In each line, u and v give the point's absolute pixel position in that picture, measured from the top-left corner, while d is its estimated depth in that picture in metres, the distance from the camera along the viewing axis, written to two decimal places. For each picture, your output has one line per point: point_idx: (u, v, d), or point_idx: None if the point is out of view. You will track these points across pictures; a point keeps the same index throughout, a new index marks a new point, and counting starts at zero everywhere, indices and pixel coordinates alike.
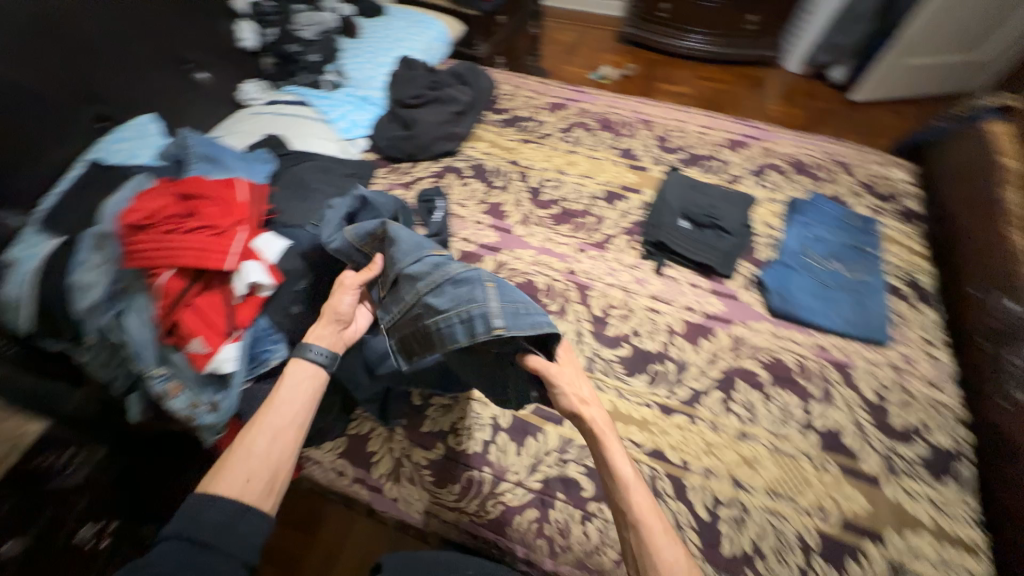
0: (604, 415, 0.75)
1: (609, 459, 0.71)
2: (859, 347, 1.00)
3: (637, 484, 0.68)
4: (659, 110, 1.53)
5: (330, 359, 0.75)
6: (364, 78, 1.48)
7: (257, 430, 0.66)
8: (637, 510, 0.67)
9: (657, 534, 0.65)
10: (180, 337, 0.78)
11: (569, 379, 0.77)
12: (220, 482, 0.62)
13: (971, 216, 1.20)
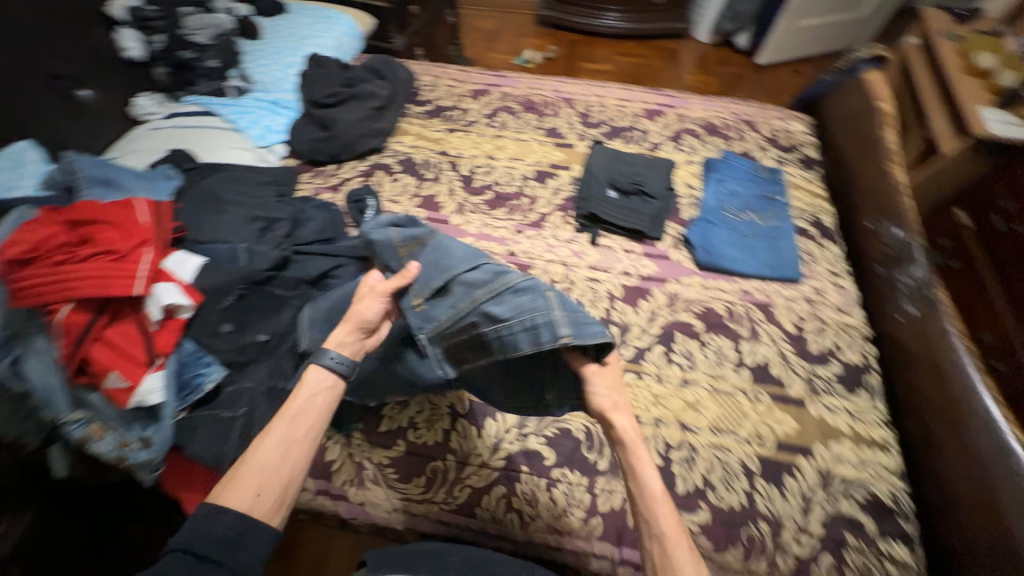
0: (635, 426, 0.75)
1: (636, 470, 0.71)
2: (778, 287, 1.10)
3: (664, 500, 0.68)
4: (579, 87, 1.56)
5: (350, 368, 0.72)
6: (272, 81, 1.41)
7: (269, 441, 0.63)
8: (663, 525, 0.66)
9: (679, 552, 0.64)
10: (94, 375, 0.75)
11: (605, 384, 0.78)
12: (229, 494, 0.60)
13: (860, 158, 1.34)
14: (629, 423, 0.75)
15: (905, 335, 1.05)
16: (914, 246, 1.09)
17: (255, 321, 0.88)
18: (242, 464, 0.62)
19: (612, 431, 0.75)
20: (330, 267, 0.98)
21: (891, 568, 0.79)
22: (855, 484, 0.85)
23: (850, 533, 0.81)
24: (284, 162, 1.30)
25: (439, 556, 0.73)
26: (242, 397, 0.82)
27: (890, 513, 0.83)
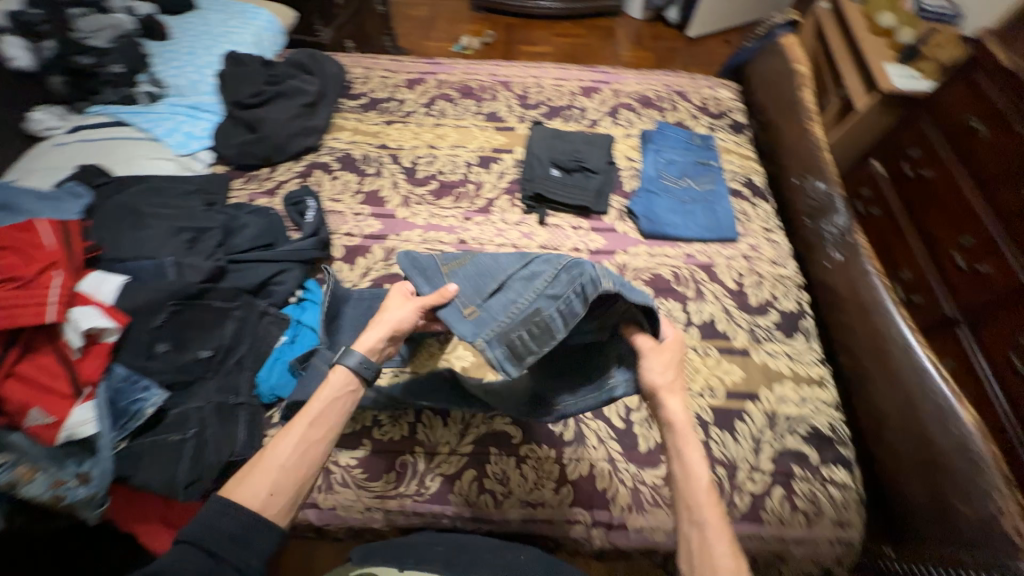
0: (687, 411, 0.69)
1: (682, 455, 0.65)
2: (718, 247, 1.16)
3: (708, 487, 0.63)
4: (516, 70, 1.55)
5: (370, 370, 0.70)
6: (188, 84, 1.31)
7: (286, 439, 0.62)
8: (702, 509, 0.61)
9: (716, 542, 0.59)
10: (14, 414, 0.71)
11: (660, 359, 0.74)
12: (241, 490, 0.58)
13: (784, 119, 1.41)
14: (679, 405, 0.69)
15: (834, 279, 1.14)
16: (835, 197, 1.17)
17: (193, 338, 0.85)
18: (258, 461, 0.61)
19: (658, 411, 0.70)
20: (272, 274, 0.96)
21: (834, 490, 0.87)
22: (798, 419, 0.92)
23: (797, 465, 0.88)
24: (212, 169, 1.22)
25: (421, 546, 0.76)
26: (190, 417, 0.78)
27: (830, 442, 0.91)
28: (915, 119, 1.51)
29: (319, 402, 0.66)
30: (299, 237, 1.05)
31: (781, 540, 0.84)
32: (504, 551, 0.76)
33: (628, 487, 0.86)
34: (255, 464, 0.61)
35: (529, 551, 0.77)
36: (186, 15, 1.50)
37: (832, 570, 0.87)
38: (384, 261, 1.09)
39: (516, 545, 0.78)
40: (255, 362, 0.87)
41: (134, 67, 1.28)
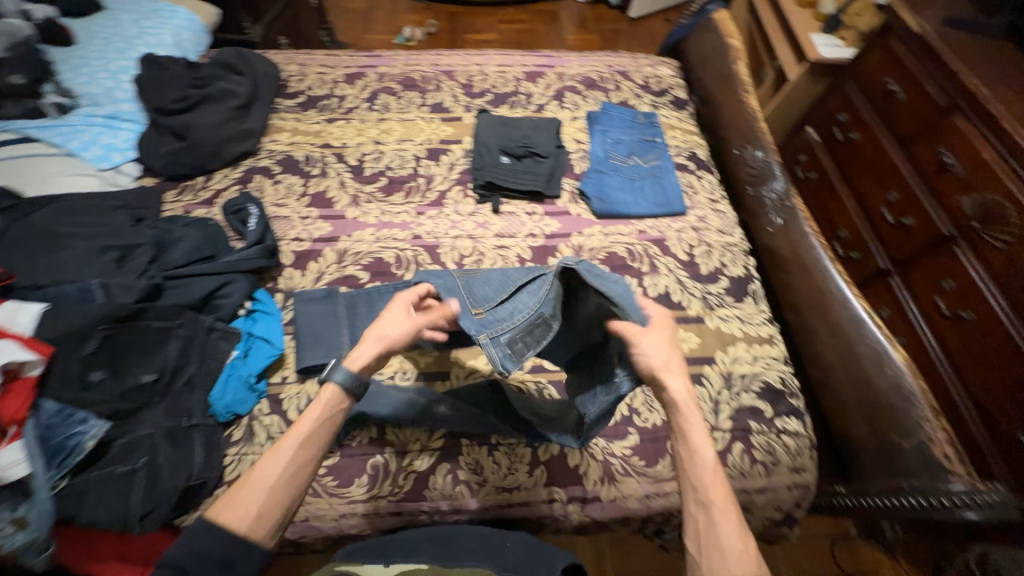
0: (687, 389, 0.68)
1: (687, 437, 0.65)
2: (669, 221, 1.19)
3: (715, 468, 0.62)
4: (458, 58, 1.52)
5: (358, 386, 0.67)
6: (102, 92, 1.21)
7: (272, 458, 0.60)
8: (709, 490, 0.61)
9: (725, 524, 0.58)
10: None
11: (651, 341, 0.71)
12: (228, 512, 0.56)
13: (722, 92, 1.46)
14: (683, 388, 0.67)
15: (777, 242, 1.20)
16: (773, 163, 1.23)
17: (132, 362, 0.80)
18: (246, 480, 0.59)
19: (661, 395, 0.69)
20: (215, 288, 0.92)
21: (788, 439, 0.92)
22: (752, 377, 0.98)
23: (753, 420, 0.93)
24: (140, 183, 1.14)
25: (405, 540, 0.74)
26: (139, 445, 0.74)
27: (782, 395, 0.96)
28: (839, 85, 1.59)
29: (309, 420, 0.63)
30: (243, 247, 1.01)
31: (744, 491, 0.89)
32: (493, 538, 0.76)
33: (599, 461, 0.89)
34: (242, 483, 0.59)
35: (516, 537, 0.76)
36: (92, 16, 1.38)
37: (792, 512, 0.93)
38: (337, 263, 1.06)
39: (502, 533, 0.77)
40: (207, 380, 0.84)
41: (37, 75, 1.17)
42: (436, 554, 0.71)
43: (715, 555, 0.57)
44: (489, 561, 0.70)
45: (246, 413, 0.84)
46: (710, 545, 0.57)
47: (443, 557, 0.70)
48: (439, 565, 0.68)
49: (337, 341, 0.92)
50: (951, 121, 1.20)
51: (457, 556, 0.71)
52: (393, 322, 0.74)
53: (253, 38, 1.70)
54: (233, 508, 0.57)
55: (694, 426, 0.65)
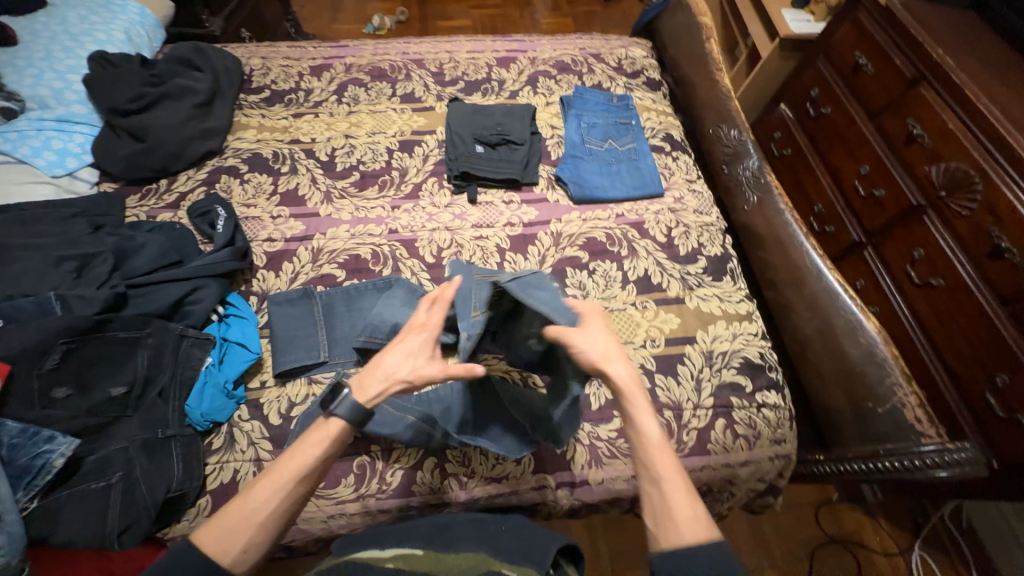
0: (631, 373, 0.70)
1: (633, 420, 0.68)
2: (646, 204, 1.19)
3: (662, 446, 0.67)
4: (427, 46, 1.48)
5: (360, 419, 0.66)
6: (50, 93, 1.15)
7: (263, 492, 0.61)
8: (659, 466, 0.65)
9: (675, 495, 0.63)
10: None
11: (586, 336, 0.72)
12: (212, 542, 0.58)
13: (695, 71, 1.45)
14: (630, 376, 0.70)
15: (753, 220, 1.21)
16: (747, 141, 1.24)
17: (100, 375, 0.78)
18: (233, 513, 0.60)
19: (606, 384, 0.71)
20: (184, 294, 0.89)
21: (768, 413, 0.94)
22: (732, 354, 0.99)
23: (735, 396, 0.95)
24: (99, 189, 1.10)
25: (404, 529, 0.73)
26: (113, 460, 0.73)
27: (761, 370, 0.98)
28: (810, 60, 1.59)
29: (300, 456, 0.64)
30: (211, 250, 0.97)
31: (728, 465, 0.91)
32: (487, 523, 0.75)
33: (585, 445, 0.90)
34: (229, 519, 0.59)
35: (512, 522, 0.76)
36: (34, 11, 1.28)
37: (774, 482, 0.97)
38: (312, 262, 1.03)
39: (498, 518, 0.77)
40: (181, 390, 0.82)
41: None
42: (432, 540, 0.70)
43: (669, 526, 0.62)
44: (485, 545, 0.70)
45: (226, 421, 0.83)
46: (666, 519, 0.62)
47: (437, 543, 0.69)
48: (433, 549, 0.67)
49: (314, 344, 0.91)
50: (917, 93, 1.22)
51: (452, 541, 0.70)
52: (412, 358, 0.70)
53: (213, 32, 1.62)
54: (212, 538, 0.58)
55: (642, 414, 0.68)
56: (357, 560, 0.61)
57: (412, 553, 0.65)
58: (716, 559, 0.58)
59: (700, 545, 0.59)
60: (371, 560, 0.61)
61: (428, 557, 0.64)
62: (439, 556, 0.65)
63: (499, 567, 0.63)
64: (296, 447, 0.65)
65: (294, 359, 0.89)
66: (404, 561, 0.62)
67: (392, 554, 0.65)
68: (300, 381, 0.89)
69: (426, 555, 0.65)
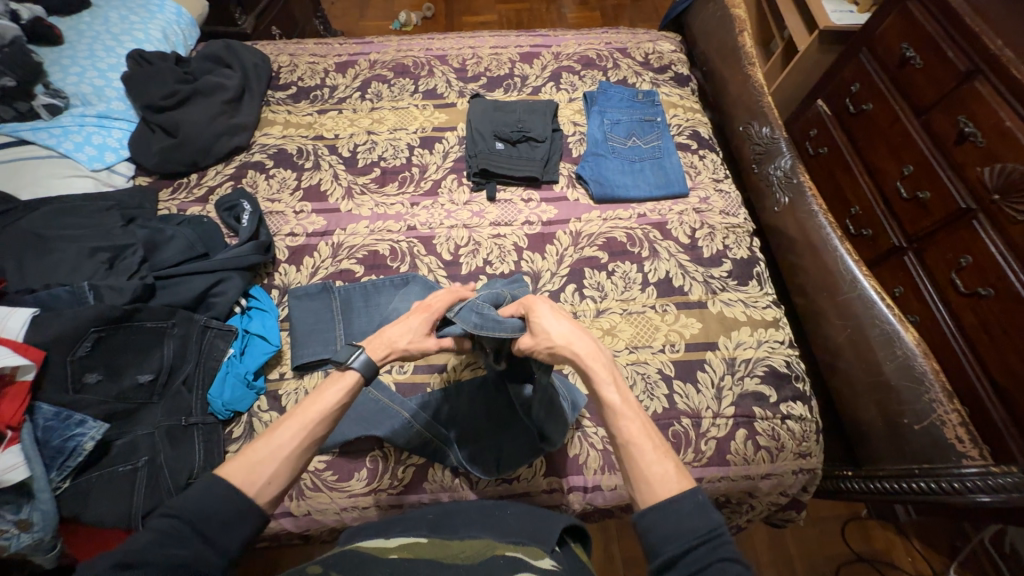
0: (591, 346, 0.69)
1: (595, 389, 0.66)
2: (670, 204, 1.16)
3: (627, 410, 0.64)
4: (451, 41, 1.48)
5: (372, 371, 0.68)
6: (93, 91, 1.20)
7: (285, 431, 0.61)
8: (626, 431, 0.62)
9: (644, 454, 0.60)
10: None
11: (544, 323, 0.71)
12: (238, 472, 0.57)
13: (726, 66, 1.40)
14: (588, 346, 0.69)
15: (783, 222, 1.15)
16: (780, 139, 1.19)
17: (128, 363, 0.82)
18: (258, 448, 0.59)
19: (565, 360, 0.69)
20: (209, 286, 0.92)
21: (793, 425, 0.90)
22: (756, 361, 0.95)
23: (758, 406, 0.91)
24: (135, 183, 1.15)
25: (408, 518, 0.72)
26: (139, 445, 0.76)
27: (787, 379, 0.94)
28: (853, 52, 1.50)
29: (324, 400, 0.64)
30: (236, 244, 1.00)
31: (748, 477, 0.88)
32: (491, 509, 0.74)
33: (598, 450, 0.88)
34: (254, 454, 0.59)
35: (517, 507, 0.75)
36: (79, 13, 1.33)
37: (797, 496, 0.93)
38: (332, 258, 1.05)
39: (502, 504, 0.76)
40: (205, 379, 0.85)
41: (29, 78, 1.12)
42: (435, 528, 0.69)
43: (644, 485, 0.58)
44: (488, 530, 0.69)
45: (245, 411, 0.85)
46: (640, 481, 0.59)
47: (441, 530, 0.68)
48: (438, 537, 0.66)
49: (331, 338, 0.92)
50: (968, 88, 1.14)
51: (456, 527, 0.69)
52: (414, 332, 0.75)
53: (245, 30, 1.66)
54: (238, 466, 0.57)
55: (604, 381, 0.66)
56: (362, 551, 0.60)
57: (416, 543, 0.64)
58: (696, 508, 0.55)
59: (680, 497, 0.56)
60: (377, 551, 0.60)
61: (434, 545, 0.63)
62: (443, 543, 0.64)
63: (503, 551, 0.61)
64: (318, 393, 0.65)
65: (312, 353, 0.90)
66: (410, 550, 0.61)
67: (397, 544, 0.64)
68: (317, 373, 0.90)
69: (430, 543, 0.64)
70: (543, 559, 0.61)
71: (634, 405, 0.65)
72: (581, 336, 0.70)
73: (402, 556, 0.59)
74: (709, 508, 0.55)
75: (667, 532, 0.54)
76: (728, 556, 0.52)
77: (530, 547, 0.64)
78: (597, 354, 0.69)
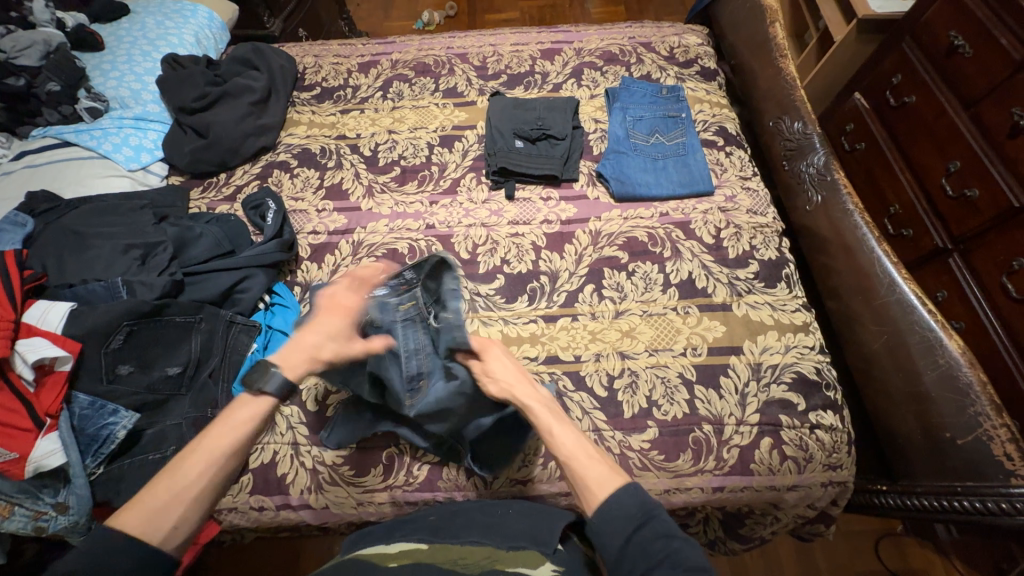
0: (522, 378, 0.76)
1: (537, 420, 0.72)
2: (693, 202, 1.12)
3: (564, 429, 0.71)
4: (471, 39, 1.47)
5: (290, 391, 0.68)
6: (131, 94, 1.25)
7: (192, 464, 0.61)
8: (568, 450, 0.68)
9: (582, 462, 0.67)
10: None
11: (499, 361, 0.77)
12: (135, 524, 0.57)
13: (756, 58, 1.34)
14: (524, 385, 0.75)
15: (816, 221, 1.10)
16: (812, 135, 1.14)
17: (157, 356, 0.85)
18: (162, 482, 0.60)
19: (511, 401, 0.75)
20: (234, 283, 0.94)
21: (822, 435, 0.86)
22: (783, 367, 0.91)
23: (785, 414, 0.87)
24: (168, 182, 1.19)
25: (414, 520, 0.75)
26: (168, 435, 0.80)
27: (817, 387, 0.89)
28: (895, 41, 1.42)
29: (233, 432, 0.65)
30: (260, 241, 1.03)
31: (773, 488, 0.84)
32: (492, 509, 0.75)
33: (616, 455, 0.85)
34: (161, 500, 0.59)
35: (520, 506, 0.76)
36: (119, 20, 1.40)
37: (826, 509, 0.89)
38: (352, 255, 1.06)
39: (504, 503, 0.78)
40: (229, 372, 0.87)
41: (72, 83, 1.18)
42: (436, 531, 0.71)
43: (586, 493, 0.65)
44: (491, 535, 0.69)
45: None
46: (583, 489, 0.66)
47: (442, 535, 0.70)
48: (438, 542, 0.68)
49: None
50: None
51: (456, 532, 0.70)
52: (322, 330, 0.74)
53: (273, 32, 1.71)
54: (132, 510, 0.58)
55: (541, 414, 0.72)
56: (362, 559, 0.62)
57: (416, 548, 0.66)
58: (630, 496, 0.63)
59: (616, 494, 0.63)
60: (377, 559, 0.62)
61: (434, 550, 0.65)
62: (443, 548, 0.66)
63: (503, 564, 0.61)
64: (225, 417, 0.66)
65: None
66: (409, 556, 0.63)
67: (397, 550, 0.66)
68: None
69: (430, 549, 0.65)
70: (544, 567, 0.61)
71: (571, 422, 0.72)
72: (521, 377, 0.76)
73: (401, 563, 0.61)
74: (644, 495, 0.64)
75: (609, 527, 0.62)
76: (665, 528, 0.61)
77: (530, 551, 0.64)
78: (522, 380, 0.76)
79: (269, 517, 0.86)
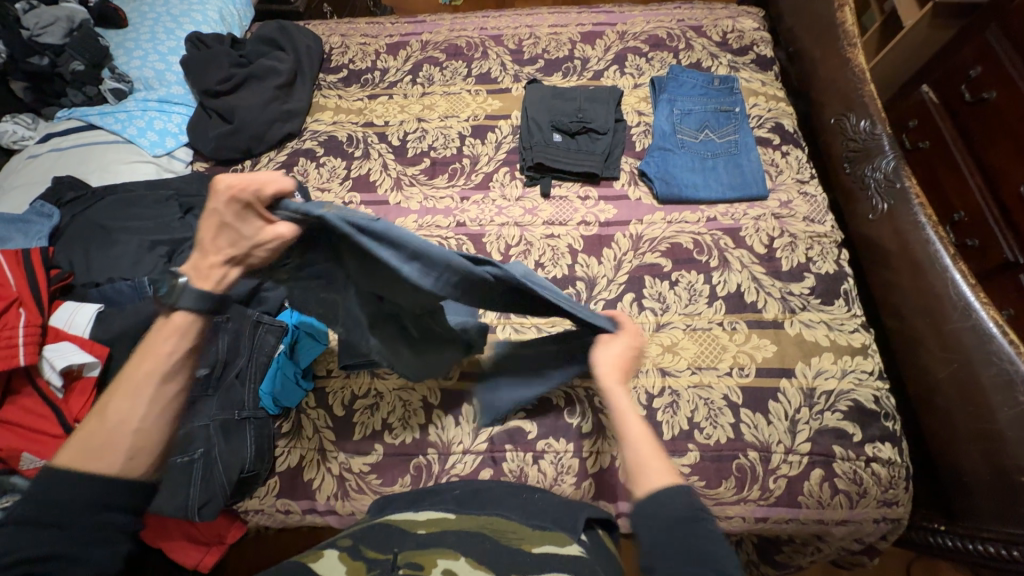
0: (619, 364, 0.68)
1: (617, 399, 0.65)
2: (744, 207, 1.04)
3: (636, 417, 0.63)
4: (506, 20, 1.37)
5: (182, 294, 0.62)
6: (155, 75, 1.21)
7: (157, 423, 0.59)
8: (636, 435, 0.61)
9: (647, 450, 0.60)
10: (9, 459, 0.71)
11: (610, 342, 0.71)
12: None
13: (820, 46, 1.22)
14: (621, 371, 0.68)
15: (878, 231, 1.01)
16: (881, 136, 1.03)
17: None
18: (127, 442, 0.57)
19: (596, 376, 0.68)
20: None
21: (878, 469, 0.80)
22: (838, 395, 0.84)
23: (838, 445, 0.81)
24: (193, 168, 1.16)
25: (437, 493, 0.73)
26: (197, 436, 0.80)
27: (875, 417, 0.83)
28: (979, 28, 1.27)
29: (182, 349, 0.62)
30: None
31: (820, 522, 0.79)
32: (520, 491, 0.73)
33: None
34: None
35: (545, 493, 0.73)
36: None
37: (874, 544, 0.84)
38: None
39: (530, 487, 0.75)
40: (256, 373, 0.85)
41: (97, 62, 1.15)
42: (462, 503, 0.69)
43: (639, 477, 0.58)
44: (518, 511, 0.67)
45: (295, 407, 0.88)
46: (636, 472, 0.59)
47: (468, 506, 0.68)
48: (464, 512, 0.66)
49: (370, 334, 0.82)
50: None
51: (482, 504, 0.68)
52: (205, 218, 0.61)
53: (298, 8, 1.63)
54: (116, 414, 0.57)
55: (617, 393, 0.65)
56: (392, 524, 0.62)
57: (444, 517, 0.64)
58: (683, 496, 0.54)
59: (674, 489, 0.55)
60: (406, 525, 0.61)
61: (461, 520, 0.63)
62: (469, 518, 0.63)
63: (531, 545, 0.57)
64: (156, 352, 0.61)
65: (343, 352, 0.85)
66: (437, 525, 0.61)
67: (425, 518, 0.64)
68: (363, 373, 0.90)
69: (458, 518, 0.63)
70: (571, 546, 0.59)
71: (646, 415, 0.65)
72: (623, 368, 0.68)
73: (429, 531, 0.60)
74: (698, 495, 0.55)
75: (653, 519, 0.54)
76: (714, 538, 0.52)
77: (556, 532, 0.62)
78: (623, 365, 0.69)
79: (296, 520, 0.85)
